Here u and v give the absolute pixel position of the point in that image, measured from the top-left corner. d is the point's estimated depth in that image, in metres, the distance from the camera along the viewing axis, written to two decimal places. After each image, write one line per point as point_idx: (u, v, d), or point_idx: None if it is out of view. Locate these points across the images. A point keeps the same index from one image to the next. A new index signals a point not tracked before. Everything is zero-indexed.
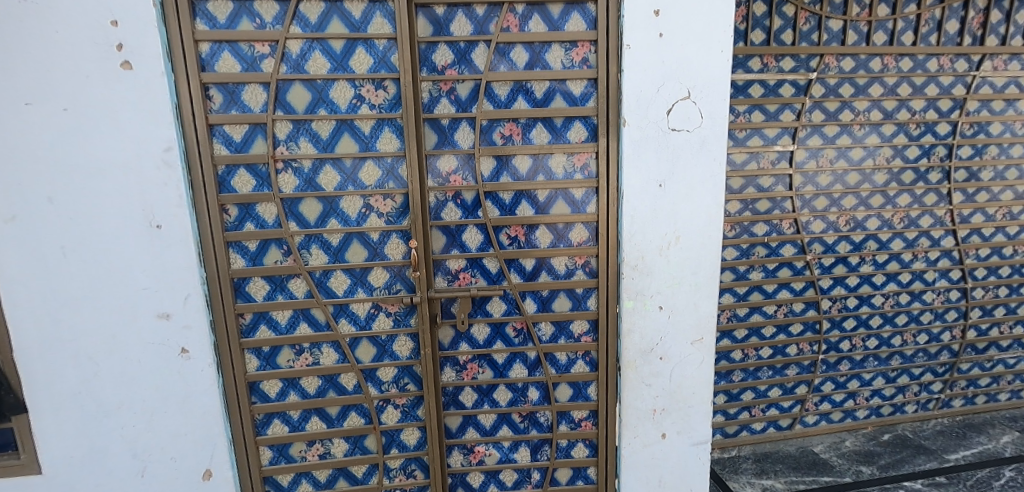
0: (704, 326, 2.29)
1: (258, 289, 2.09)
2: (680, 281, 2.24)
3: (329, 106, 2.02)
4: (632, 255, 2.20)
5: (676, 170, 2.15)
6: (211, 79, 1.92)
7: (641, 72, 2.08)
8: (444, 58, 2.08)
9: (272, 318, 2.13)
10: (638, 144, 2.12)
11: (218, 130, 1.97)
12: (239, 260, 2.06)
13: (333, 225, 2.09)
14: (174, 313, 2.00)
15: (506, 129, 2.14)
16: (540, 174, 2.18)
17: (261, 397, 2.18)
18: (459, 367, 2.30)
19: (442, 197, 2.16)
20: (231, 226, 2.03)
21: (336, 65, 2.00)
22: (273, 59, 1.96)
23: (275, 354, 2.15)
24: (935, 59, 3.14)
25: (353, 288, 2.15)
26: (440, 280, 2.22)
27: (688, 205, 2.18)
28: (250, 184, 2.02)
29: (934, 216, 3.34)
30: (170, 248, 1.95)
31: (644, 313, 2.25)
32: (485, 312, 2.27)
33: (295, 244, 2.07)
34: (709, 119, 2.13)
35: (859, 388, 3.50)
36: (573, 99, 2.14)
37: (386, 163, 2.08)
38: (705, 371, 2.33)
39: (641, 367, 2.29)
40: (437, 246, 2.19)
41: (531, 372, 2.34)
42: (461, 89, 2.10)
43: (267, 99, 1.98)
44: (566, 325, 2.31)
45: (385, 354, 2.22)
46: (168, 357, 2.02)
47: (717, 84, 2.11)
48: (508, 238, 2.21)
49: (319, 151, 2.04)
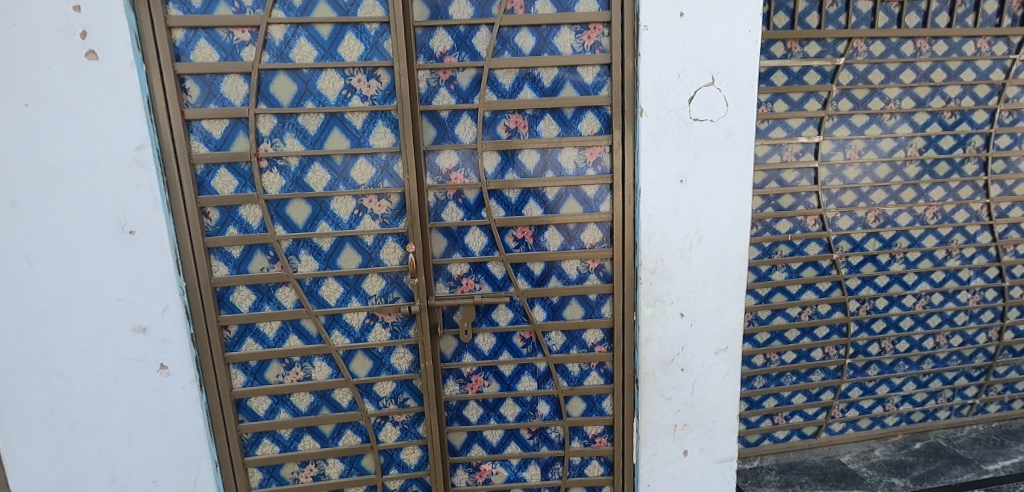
0: (730, 335, 2.10)
1: (243, 299, 1.93)
2: (703, 285, 2.04)
3: (317, 98, 1.84)
4: (651, 257, 2.01)
5: (699, 164, 1.95)
6: (185, 69, 1.75)
7: (660, 57, 1.88)
8: (443, 44, 1.89)
9: (258, 330, 1.96)
10: (657, 136, 1.93)
11: (196, 126, 1.80)
12: (222, 267, 1.90)
13: (323, 228, 1.92)
14: (150, 327, 1.83)
15: (510, 121, 1.96)
16: (548, 170, 2.00)
17: (249, 416, 2.02)
18: (462, 380, 2.13)
19: (442, 196, 1.98)
20: (212, 231, 1.87)
21: (323, 52, 1.82)
22: (254, 47, 1.78)
23: (263, 369, 1.99)
24: (972, 42, 2.91)
25: (346, 296, 1.98)
26: (441, 286, 2.05)
27: (711, 203, 1.98)
28: (232, 185, 1.85)
29: (969, 210, 3.12)
30: (144, 257, 1.78)
31: (664, 320, 2.06)
32: (490, 320, 2.09)
33: (282, 250, 1.90)
34: (734, 107, 1.93)
35: (888, 393, 3.29)
36: (584, 88, 1.95)
37: (380, 160, 1.90)
38: (730, 383, 2.14)
39: (661, 379, 2.11)
40: (438, 250, 2.01)
41: (541, 385, 2.16)
42: (462, 78, 1.92)
43: (249, 91, 1.80)
44: (578, 334, 2.12)
45: (383, 368, 2.05)
46: (147, 375, 1.86)
47: (744, 69, 1.91)
48: (515, 240, 2.03)
49: (307, 148, 1.86)
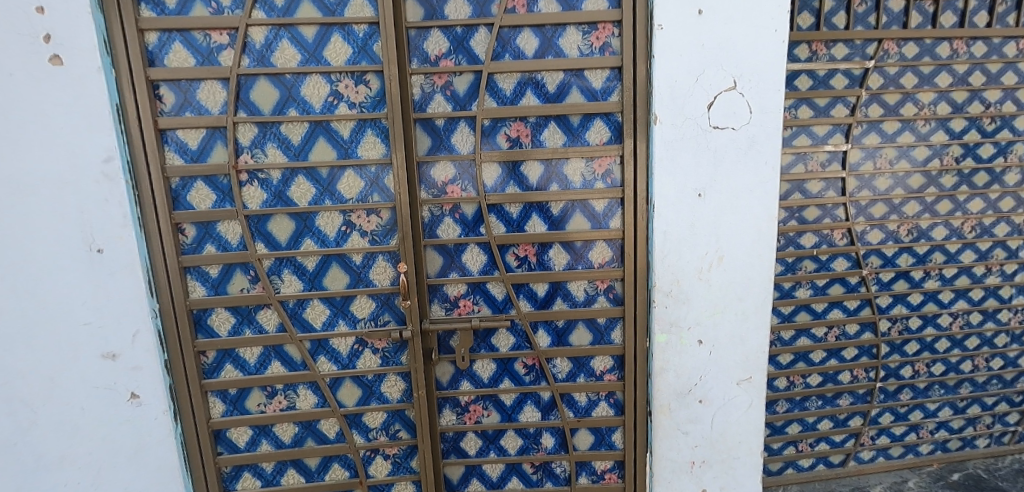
0: (753, 363, 1.91)
1: (222, 322, 1.79)
2: (723, 309, 1.86)
3: (300, 105, 1.70)
4: (666, 279, 1.83)
5: (719, 176, 1.77)
6: (158, 75, 1.62)
7: (675, 59, 1.71)
8: (438, 46, 1.74)
9: (238, 356, 1.82)
10: (672, 145, 1.75)
11: (171, 136, 1.67)
12: (199, 288, 1.76)
13: (308, 247, 1.77)
14: (121, 353, 1.69)
15: (512, 130, 1.80)
16: (553, 182, 1.83)
17: (228, 448, 1.87)
18: (459, 409, 1.96)
19: (437, 211, 1.82)
20: (188, 249, 1.73)
21: (307, 56, 1.68)
22: (232, 50, 1.65)
23: (244, 398, 1.85)
24: (1014, 43, 2.69)
25: (332, 319, 1.83)
26: (436, 308, 1.88)
27: (733, 219, 1.80)
28: (209, 199, 1.71)
29: (1011, 223, 2.89)
30: (113, 278, 1.64)
31: (680, 348, 1.88)
32: (490, 346, 1.92)
33: (263, 269, 1.76)
34: (758, 113, 1.75)
35: (922, 419, 3.05)
36: (592, 93, 1.79)
37: (369, 172, 1.76)
38: (753, 417, 1.94)
39: (677, 411, 1.92)
40: (432, 270, 1.86)
41: (544, 416, 1.99)
42: (459, 83, 1.76)
43: (227, 98, 1.67)
44: (585, 361, 1.95)
45: (372, 397, 1.89)
46: (117, 404, 1.72)
47: (770, 71, 1.73)
48: (516, 259, 1.87)
49: (290, 159, 1.72)
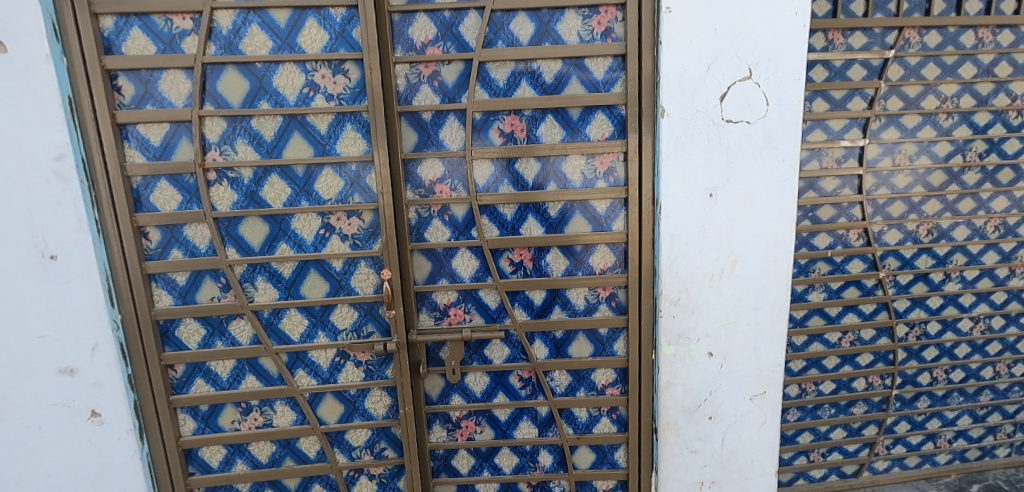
0: (768, 377, 1.77)
1: (190, 334, 1.65)
2: (735, 319, 1.72)
3: (273, 97, 1.56)
4: (673, 286, 1.68)
5: (732, 175, 1.62)
6: (116, 64, 1.48)
7: (685, 45, 1.55)
8: (424, 32, 1.59)
9: (210, 369, 1.68)
10: (682, 141, 1.59)
11: (131, 131, 1.53)
12: (165, 296, 1.63)
13: (283, 251, 1.63)
14: (79, 368, 1.55)
15: (506, 124, 1.65)
16: (550, 181, 1.68)
17: (201, 468, 1.74)
18: (450, 425, 1.82)
19: (424, 213, 1.67)
20: (153, 254, 1.60)
21: (280, 43, 1.53)
22: (197, 36, 1.50)
23: (216, 414, 1.72)
24: None
25: (311, 331, 1.69)
26: (424, 317, 1.74)
27: (746, 222, 1.66)
28: (175, 200, 1.57)
29: None
30: (68, 286, 1.50)
31: (689, 361, 1.73)
32: (483, 357, 1.78)
33: (234, 276, 1.62)
34: (775, 105, 1.60)
35: (940, 428, 2.85)
36: (593, 84, 1.64)
37: (349, 170, 1.61)
38: (767, 433, 1.80)
39: (684, 429, 1.77)
40: (420, 276, 1.71)
41: (542, 432, 1.85)
42: (447, 73, 1.61)
43: (192, 89, 1.52)
44: (586, 374, 1.81)
45: (356, 413, 1.76)
46: (76, 423, 1.58)
47: (789, 60, 1.58)
48: (511, 264, 1.72)
49: (262, 157, 1.58)
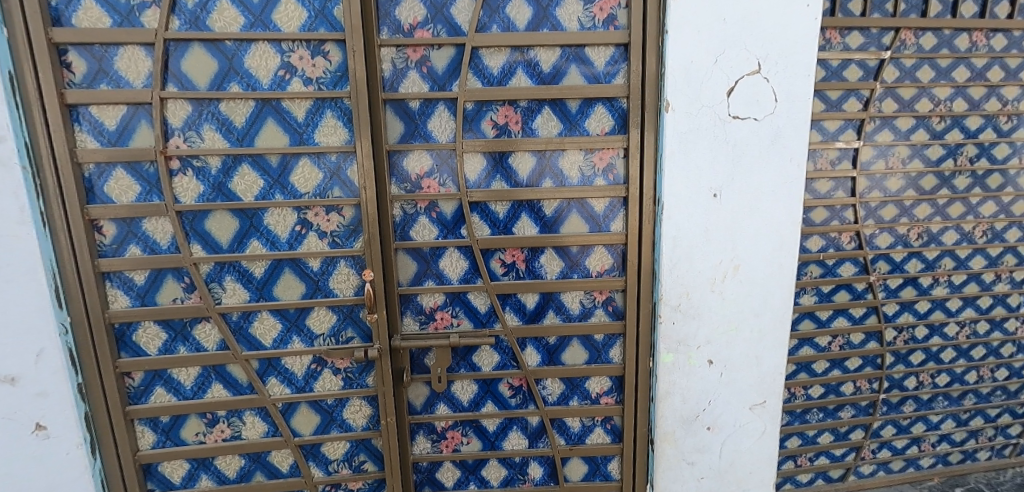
0: (768, 386, 1.69)
1: (150, 339, 1.50)
2: (737, 326, 1.63)
3: (244, 79, 1.42)
4: (674, 291, 1.59)
5: (737, 174, 1.54)
6: (64, 37, 1.33)
7: (691, 35, 1.46)
8: (413, 12, 1.46)
9: (172, 377, 1.54)
10: (686, 137, 1.50)
11: (83, 112, 1.38)
12: (121, 297, 1.47)
13: (254, 249, 1.49)
14: (21, 377, 1.39)
15: (499, 115, 1.53)
16: (546, 177, 1.58)
17: (161, 484, 1.60)
18: (435, 437, 1.71)
19: (410, 209, 1.55)
20: (107, 251, 1.44)
21: (252, 20, 1.39)
22: (158, 9, 1.35)
23: (178, 426, 1.57)
24: None
25: (285, 336, 1.55)
26: (408, 321, 1.62)
27: (751, 223, 1.57)
28: (133, 191, 1.42)
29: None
30: (10, 285, 1.34)
31: (688, 370, 1.64)
32: (471, 364, 1.67)
33: (199, 276, 1.47)
34: (784, 102, 1.51)
35: (924, 432, 2.68)
36: (593, 74, 1.54)
37: (328, 161, 1.48)
38: (766, 444, 1.73)
39: (682, 440, 1.69)
40: (404, 277, 1.59)
41: (532, 443, 1.75)
42: (436, 58, 1.49)
43: (152, 68, 1.38)
44: (579, 382, 1.71)
45: (333, 424, 1.63)
46: (17, 437, 1.41)
47: (799, 54, 1.49)
48: (502, 265, 1.61)
49: (231, 145, 1.44)
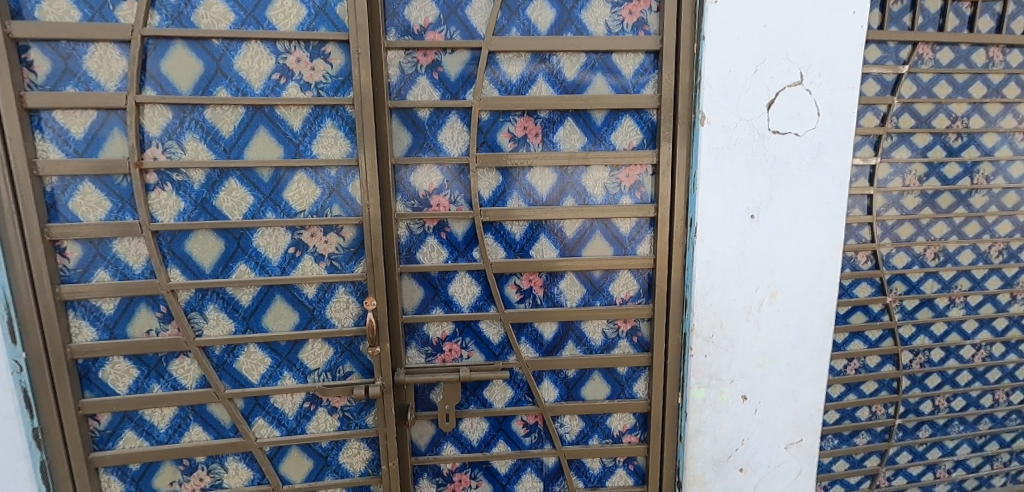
0: (804, 424, 1.55)
1: (120, 376, 1.32)
2: (772, 359, 1.50)
3: (233, 84, 1.26)
4: (706, 321, 1.45)
5: (776, 195, 1.41)
6: (24, 31, 1.16)
7: (729, 43, 1.33)
8: (423, 12, 1.32)
9: (143, 419, 1.35)
10: (722, 153, 1.37)
11: (45, 117, 1.20)
12: (86, 329, 1.29)
13: (241, 274, 1.32)
14: None
15: (517, 126, 1.39)
16: (567, 195, 1.43)
17: None
18: (440, 480, 1.54)
19: (417, 229, 1.40)
20: (70, 275, 1.26)
21: (244, 16, 1.24)
22: (135, 3, 1.19)
23: (150, 475, 1.38)
24: None
25: (274, 371, 1.38)
26: (413, 353, 1.45)
27: (790, 247, 1.44)
28: (102, 208, 1.25)
29: None
30: None
31: (720, 406, 1.50)
32: (481, 400, 1.51)
33: (177, 304, 1.30)
34: (827, 116, 1.39)
35: (940, 458, 2.26)
36: (621, 84, 1.40)
37: (327, 176, 1.32)
38: (802, 486, 1.59)
39: (712, 483, 1.54)
40: (409, 304, 1.43)
41: (547, 486, 1.59)
42: (449, 64, 1.34)
43: (128, 69, 1.21)
44: (600, 419, 1.56)
45: (327, 469, 1.46)
46: None
47: (844, 65, 1.38)
48: (518, 291, 1.46)
49: (217, 157, 1.27)
